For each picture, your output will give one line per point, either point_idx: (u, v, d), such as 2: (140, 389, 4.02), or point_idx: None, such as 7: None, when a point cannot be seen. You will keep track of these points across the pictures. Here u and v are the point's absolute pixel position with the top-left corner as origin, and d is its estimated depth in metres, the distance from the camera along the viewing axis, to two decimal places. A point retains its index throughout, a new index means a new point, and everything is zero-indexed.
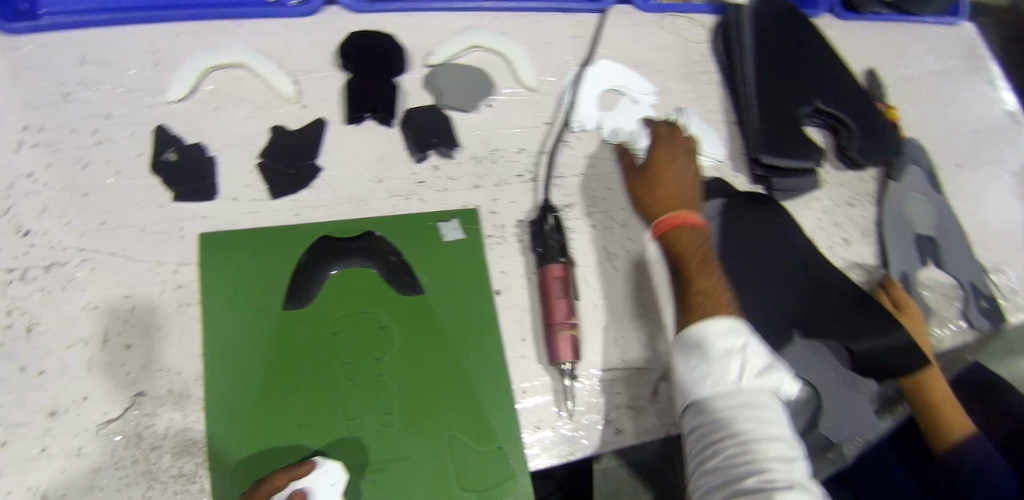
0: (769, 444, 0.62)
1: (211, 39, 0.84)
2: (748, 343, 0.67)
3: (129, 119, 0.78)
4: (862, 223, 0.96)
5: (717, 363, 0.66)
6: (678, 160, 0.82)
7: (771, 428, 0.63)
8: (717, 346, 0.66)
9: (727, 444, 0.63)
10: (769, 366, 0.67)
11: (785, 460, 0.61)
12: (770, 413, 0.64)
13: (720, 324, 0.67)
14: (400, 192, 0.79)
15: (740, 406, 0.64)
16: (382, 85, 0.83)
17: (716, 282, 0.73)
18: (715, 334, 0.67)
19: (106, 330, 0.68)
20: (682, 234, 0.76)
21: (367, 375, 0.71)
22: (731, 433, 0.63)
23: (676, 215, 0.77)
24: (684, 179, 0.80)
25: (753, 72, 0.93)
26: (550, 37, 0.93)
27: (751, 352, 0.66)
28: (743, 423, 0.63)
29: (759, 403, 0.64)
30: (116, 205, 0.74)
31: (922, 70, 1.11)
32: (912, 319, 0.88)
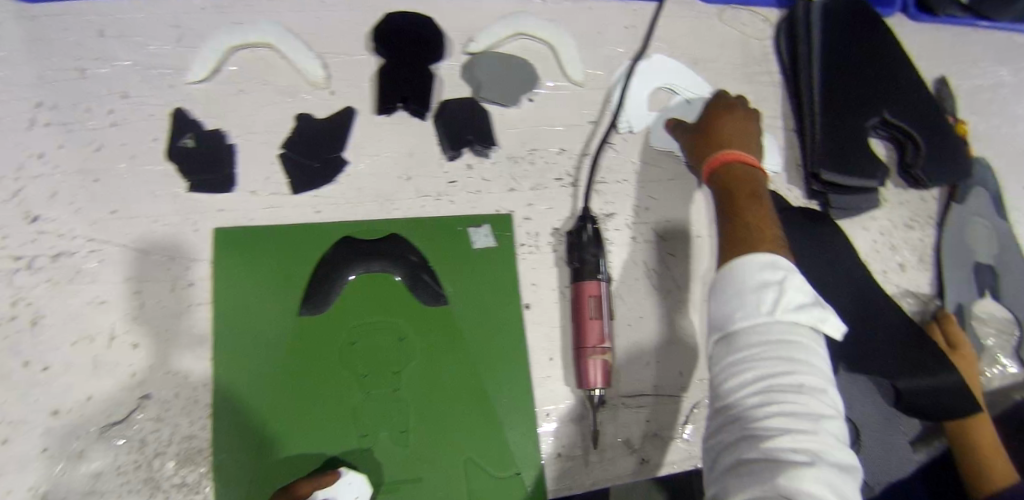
0: (797, 393, 0.55)
1: (237, 14, 0.77)
2: (789, 277, 0.61)
3: (146, 98, 0.73)
4: (920, 248, 0.89)
5: (750, 293, 0.61)
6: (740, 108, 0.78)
7: (801, 373, 0.56)
8: (753, 277, 0.61)
9: (750, 387, 0.57)
10: (811, 304, 0.61)
11: (812, 410, 0.55)
12: (802, 357, 0.57)
13: (759, 257, 0.62)
14: (430, 192, 0.74)
15: (769, 345, 0.58)
16: (417, 74, 0.76)
17: (767, 222, 0.68)
18: (751, 267, 0.62)
19: (113, 327, 0.66)
20: (734, 171, 0.72)
21: (383, 390, 0.67)
22: (754, 376, 0.57)
23: (732, 153, 0.73)
24: (742, 122, 0.76)
25: (818, 77, 0.85)
26: (601, 26, 0.85)
27: (791, 286, 0.60)
28: (770, 365, 0.57)
29: (791, 342, 0.58)
30: (130, 194, 0.70)
31: (997, 81, 1.02)
32: (963, 358, 0.85)
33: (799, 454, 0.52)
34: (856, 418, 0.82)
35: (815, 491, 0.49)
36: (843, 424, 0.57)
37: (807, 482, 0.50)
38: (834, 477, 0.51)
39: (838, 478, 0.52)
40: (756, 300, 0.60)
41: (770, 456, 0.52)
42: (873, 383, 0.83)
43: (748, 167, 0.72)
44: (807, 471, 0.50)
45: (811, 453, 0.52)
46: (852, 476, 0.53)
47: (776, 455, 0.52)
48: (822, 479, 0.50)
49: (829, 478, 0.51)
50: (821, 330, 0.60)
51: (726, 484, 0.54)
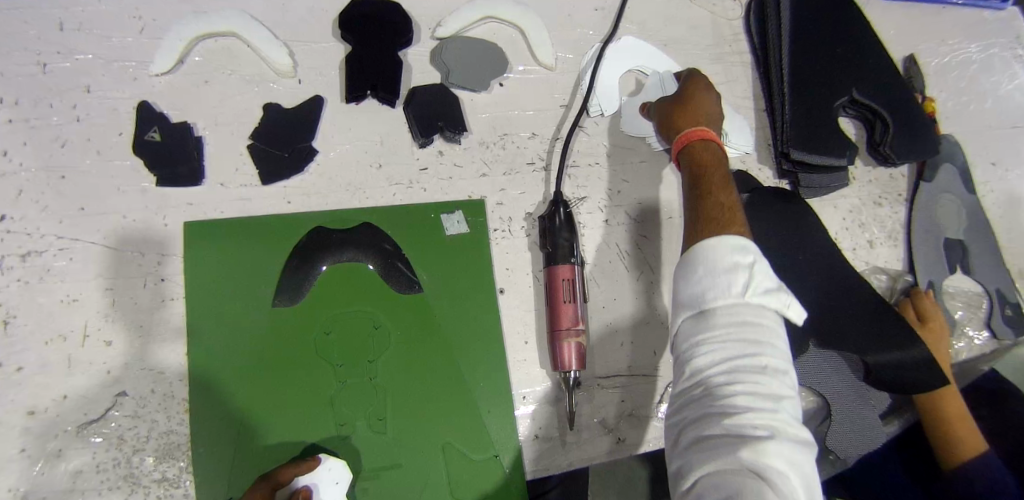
0: (760, 374, 0.57)
1: (200, 3, 0.75)
2: (757, 260, 0.61)
3: (109, 92, 0.72)
4: (888, 224, 0.91)
5: (721, 275, 0.60)
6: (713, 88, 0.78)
7: (764, 353, 0.58)
8: (723, 258, 0.61)
9: (715, 366, 0.58)
10: (776, 289, 0.61)
11: (773, 390, 0.56)
12: (767, 339, 0.58)
13: (730, 239, 0.62)
14: (401, 180, 0.73)
15: (736, 326, 0.59)
16: (385, 59, 0.75)
17: (734, 204, 0.68)
18: (722, 248, 0.61)
19: (86, 325, 0.66)
20: (707, 147, 0.71)
21: (359, 378, 0.67)
22: (719, 355, 0.58)
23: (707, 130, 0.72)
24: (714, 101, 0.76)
25: (787, 57, 0.86)
26: (571, 8, 0.84)
27: (758, 270, 0.61)
28: (736, 347, 0.58)
29: (757, 326, 0.59)
30: (97, 190, 0.69)
31: (965, 58, 1.03)
32: (932, 333, 0.87)
33: (760, 430, 0.54)
34: (826, 393, 0.84)
35: (777, 467, 0.52)
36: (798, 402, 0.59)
37: (769, 459, 0.52)
38: (793, 453, 0.53)
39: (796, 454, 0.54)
40: (726, 282, 0.60)
41: (735, 434, 0.54)
42: (842, 357, 0.85)
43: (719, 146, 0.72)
44: (769, 448, 0.52)
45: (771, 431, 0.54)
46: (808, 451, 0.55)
47: (740, 432, 0.54)
48: (781, 456, 0.52)
49: (788, 454, 0.53)
50: (783, 312, 0.62)
51: (690, 459, 0.55)
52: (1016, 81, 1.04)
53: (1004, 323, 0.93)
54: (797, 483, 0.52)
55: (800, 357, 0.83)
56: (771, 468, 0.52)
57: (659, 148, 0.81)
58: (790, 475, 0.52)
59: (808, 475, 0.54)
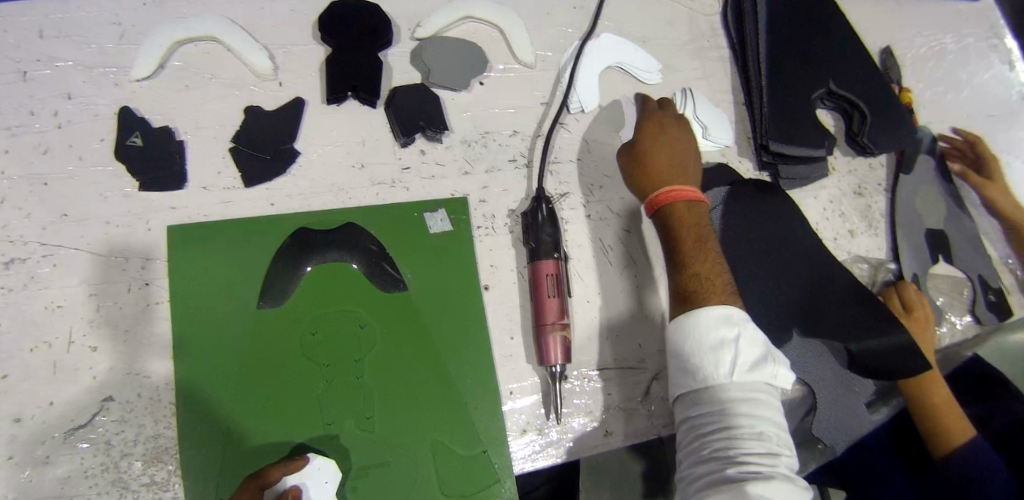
0: (758, 439, 0.60)
1: (180, 9, 0.76)
2: (743, 331, 0.64)
3: (91, 99, 0.72)
4: (869, 214, 0.92)
5: (709, 351, 0.63)
6: (670, 134, 0.77)
7: (769, 413, 0.62)
8: (711, 334, 0.64)
9: (714, 435, 0.61)
10: (763, 355, 0.64)
11: (771, 453, 0.60)
12: (760, 406, 0.62)
13: (715, 311, 0.64)
14: (384, 180, 0.74)
15: (730, 396, 0.62)
16: (365, 61, 0.76)
17: (716, 266, 0.70)
18: (708, 322, 0.64)
19: (70, 331, 0.66)
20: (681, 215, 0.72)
21: (346, 378, 0.68)
22: (725, 419, 0.61)
23: (676, 191, 0.72)
24: (674, 154, 0.76)
25: (764, 51, 0.87)
26: (549, 7, 0.85)
27: (745, 340, 0.63)
28: (732, 416, 0.61)
29: (749, 399, 0.62)
30: (80, 196, 0.69)
31: (941, 49, 1.05)
32: (917, 322, 0.88)
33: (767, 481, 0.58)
34: (812, 382, 0.84)
35: None
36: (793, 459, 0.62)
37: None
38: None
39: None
40: (715, 358, 0.63)
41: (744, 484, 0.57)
42: (826, 345, 0.85)
43: (692, 199, 0.73)
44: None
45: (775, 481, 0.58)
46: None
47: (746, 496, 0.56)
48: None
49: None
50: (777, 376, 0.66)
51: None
52: (991, 71, 1.05)
53: (988, 307, 0.94)
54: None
55: (785, 345, 0.82)
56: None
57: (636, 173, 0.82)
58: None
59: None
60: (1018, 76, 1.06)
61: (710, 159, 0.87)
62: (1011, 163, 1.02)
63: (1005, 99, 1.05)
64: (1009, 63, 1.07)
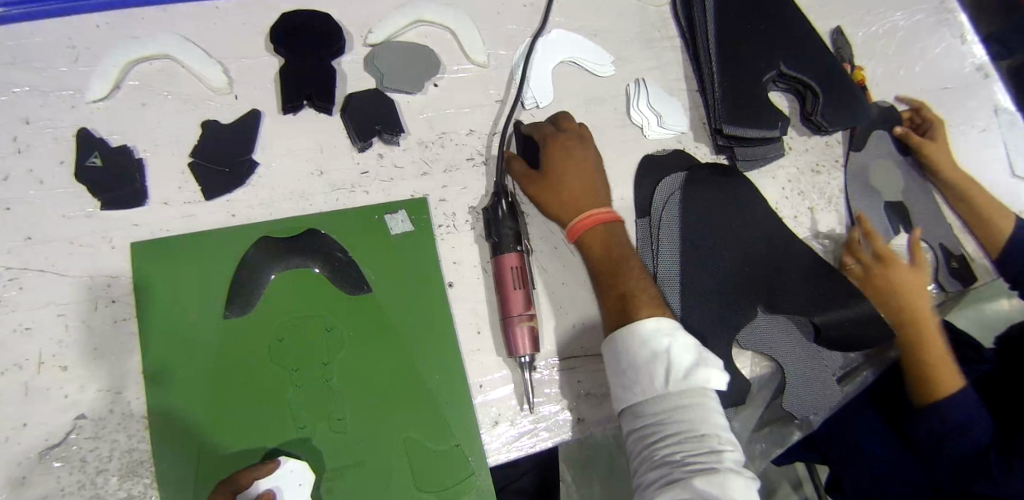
0: (699, 441, 0.62)
1: (133, 29, 0.77)
2: (674, 340, 0.66)
3: (49, 122, 0.73)
4: (828, 191, 0.94)
5: (641, 367, 0.66)
6: (579, 161, 0.78)
7: (706, 413, 0.64)
8: (643, 348, 0.66)
9: (658, 445, 0.64)
10: (696, 359, 0.66)
11: (712, 449, 0.62)
12: (697, 408, 0.64)
13: (645, 327, 0.67)
14: (343, 185, 0.75)
15: (667, 405, 0.64)
16: (318, 70, 0.77)
17: (637, 282, 0.73)
18: (638, 338, 0.67)
19: (40, 352, 0.67)
20: (601, 238, 0.75)
21: (314, 382, 0.68)
22: (665, 428, 0.64)
23: (590, 217, 0.75)
24: (582, 173, 0.77)
25: (713, 38, 0.89)
26: (500, 6, 0.87)
27: (676, 349, 0.66)
28: (671, 424, 0.64)
29: (684, 404, 0.64)
30: (43, 218, 0.70)
31: (892, 27, 1.07)
32: (894, 269, 0.88)
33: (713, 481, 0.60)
34: (779, 357, 0.83)
35: None
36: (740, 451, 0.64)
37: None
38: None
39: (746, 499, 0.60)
40: (651, 370, 0.65)
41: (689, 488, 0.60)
42: (791, 321, 0.84)
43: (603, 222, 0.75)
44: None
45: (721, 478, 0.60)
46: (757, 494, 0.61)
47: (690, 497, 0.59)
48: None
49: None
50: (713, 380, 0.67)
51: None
52: (943, 46, 1.08)
53: (951, 276, 0.96)
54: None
55: (750, 322, 0.83)
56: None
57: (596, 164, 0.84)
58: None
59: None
60: (970, 49, 1.09)
61: (665, 145, 0.88)
62: (966, 133, 1.04)
63: (957, 71, 1.07)
64: (961, 37, 1.09)
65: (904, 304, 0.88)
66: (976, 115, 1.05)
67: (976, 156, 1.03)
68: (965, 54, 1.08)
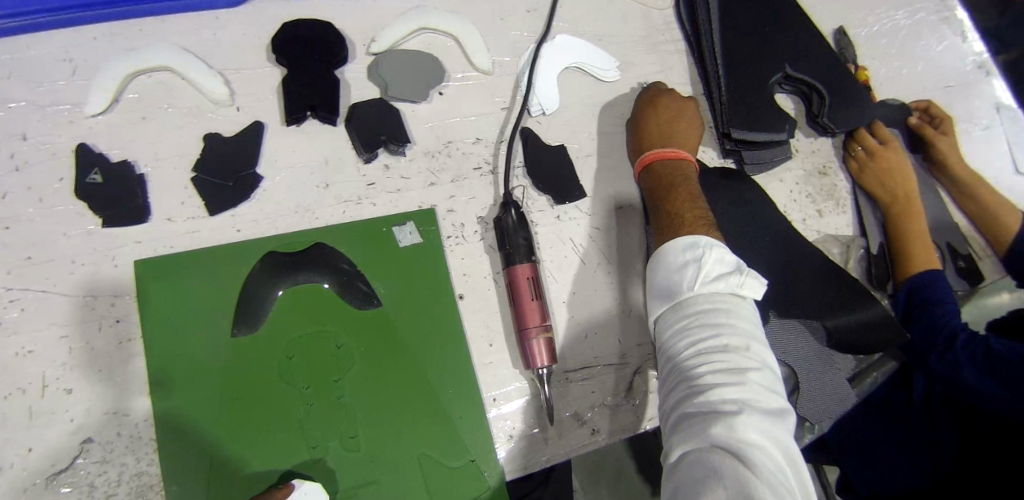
0: (718, 361, 0.59)
1: (131, 40, 0.75)
2: (708, 251, 0.65)
3: (48, 138, 0.71)
4: (834, 192, 0.94)
5: (672, 277, 0.65)
6: (664, 103, 0.81)
7: (724, 334, 0.60)
8: (674, 259, 0.66)
9: (677, 367, 0.62)
10: (730, 272, 0.64)
11: (736, 364, 0.58)
12: (724, 319, 0.61)
13: (681, 239, 0.66)
14: (349, 197, 0.74)
15: (694, 314, 0.62)
16: (322, 80, 0.76)
17: (680, 203, 0.72)
18: (673, 251, 0.66)
19: (44, 375, 0.65)
20: (661, 168, 0.77)
21: (326, 399, 0.67)
22: (686, 349, 0.61)
23: (655, 152, 0.77)
24: (666, 121, 0.80)
25: (719, 41, 0.88)
26: (503, 12, 0.86)
27: (709, 259, 0.64)
28: (689, 344, 0.61)
29: (704, 322, 0.61)
30: (44, 237, 0.68)
31: (894, 25, 1.06)
32: (892, 153, 0.93)
33: (726, 404, 0.56)
34: (791, 360, 0.82)
35: (745, 434, 0.54)
36: (773, 373, 0.60)
37: (735, 430, 0.54)
38: (762, 422, 0.55)
39: (765, 421, 0.55)
40: (679, 280, 0.64)
41: (700, 411, 0.57)
42: (803, 323, 0.83)
43: (665, 160, 0.77)
44: (733, 421, 0.54)
45: (737, 401, 0.56)
46: (778, 418, 0.57)
47: (703, 411, 0.56)
48: (749, 424, 0.54)
49: (754, 421, 0.55)
50: (744, 295, 0.64)
51: (669, 438, 0.59)
52: (945, 44, 1.07)
53: (957, 275, 0.97)
54: (769, 448, 0.54)
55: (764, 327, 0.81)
56: (734, 440, 0.53)
57: (602, 171, 0.83)
58: (760, 442, 0.54)
59: (779, 438, 0.55)
60: (971, 46, 1.09)
61: None
62: (971, 131, 1.04)
63: (960, 69, 1.07)
64: (962, 34, 1.09)
65: (895, 190, 0.92)
66: (980, 112, 1.05)
67: (981, 154, 1.03)
68: (967, 51, 1.08)
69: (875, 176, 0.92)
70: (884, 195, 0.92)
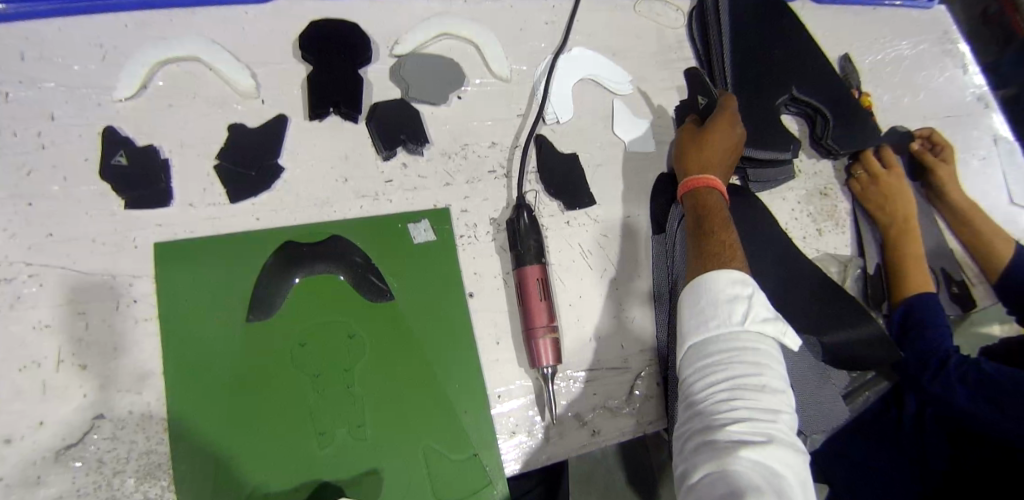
0: (756, 397, 0.60)
1: (161, 30, 0.77)
2: (756, 293, 0.66)
3: (75, 120, 0.73)
4: (835, 213, 0.96)
5: (720, 307, 0.65)
6: (729, 130, 0.81)
7: (762, 374, 0.61)
8: (724, 290, 0.65)
9: (711, 393, 0.62)
10: (773, 318, 0.66)
11: (770, 404, 0.60)
12: (764, 360, 0.62)
13: (732, 274, 0.66)
14: (367, 193, 0.76)
15: (736, 348, 0.63)
16: (346, 79, 0.79)
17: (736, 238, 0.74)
18: (723, 282, 0.66)
19: (59, 350, 0.66)
20: (711, 194, 0.77)
21: (336, 387, 0.68)
22: (725, 377, 0.62)
23: (707, 179, 0.78)
24: (725, 148, 0.80)
25: (729, 61, 0.91)
26: (523, 23, 0.89)
27: (757, 301, 0.65)
28: (727, 374, 0.62)
29: (745, 357, 0.62)
30: (66, 215, 0.70)
31: (898, 55, 1.10)
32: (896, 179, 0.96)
33: (760, 438, 0.57)
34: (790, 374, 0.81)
35: (775, 470, 0.55)
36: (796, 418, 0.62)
37: (766, 464, 0.55)
38: (790, 462, 0.57)
39: (791, 460, 0.57)
40: (727, 312, 0.64)
41: (734, 439, 0.57)
42: (802, 342, 0.83)
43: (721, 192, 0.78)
44: (763, 454, 0.56)
45: (770, 437, 0.58)
46: (801, 458, 0.59)
47: (736, 440, 0.57)
48: (778, 461, 0.56)
49: (782, 458, 0.57)
50: (782, 342, 0.65)
51: (691, 458, 0.59)
52: (946, 75, 1.11)
53: (950, 300, 0.99)
54: (794, 487, 0.56)
55: None
56: (763, 472, 0.55)
57: (613, 180, 0.85)
58: (786, 478, 0.55)
59: (800, 477, 0.57)
60: (972, 79, 1.12)
61: None
62: (969, 160, 1.07)
63: (960, 100, 1.11)
64: (963, 67, 1.13)
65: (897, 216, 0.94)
66: (978, 143, 1.09)
67: (979, 183, 1.06)
68: (967, 84, 1.12)
69: (880, 202, 0.94)
70: (885, 219, 0.94)
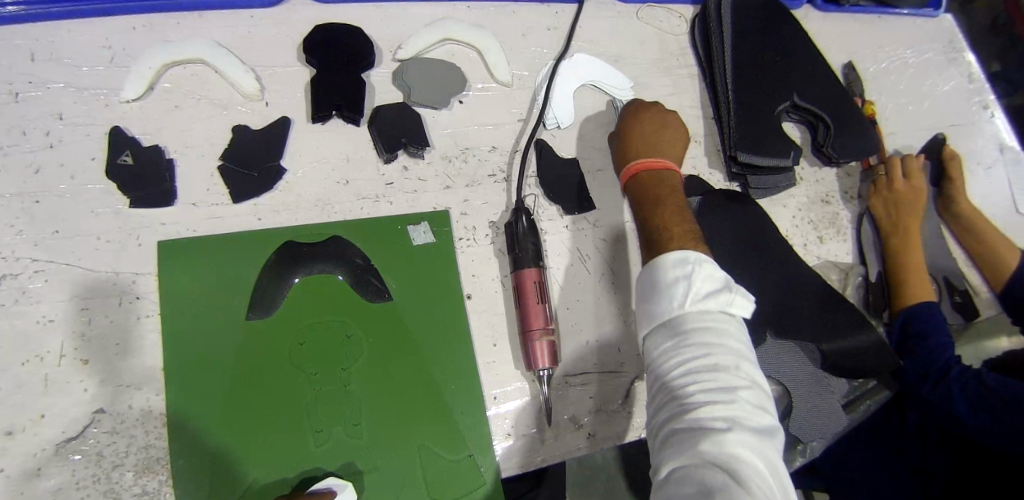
0: (711, 380, 0.60)
1: (169, 33, 0.79)
2: (697, 268, 0.66)
3: (83, 119, 0.74)
4: (835, 220, 0.96)
5: (663, 291, 0.66)
6: (649, 116, 0.83)
7: (714, 354, 0.61)
8: (665, 276, 0.67)
9: (670, 383, 0.63)
10: (718, 290, 0.65)
11: (726, 383, 0.60)
12: (715, 339, 0.62)
13: (671, 256, 0.67)
14: (367, 195, 0.77)
15: (686, 333, 0.63)
16: (349, 82, 0.80)
17: (690, 214, 0.76)
18: (663, 267, 0.67)
19: (62, 345, 0.67)
20: (654, 180, 0.78)
21: (332, 385, 0.69)
22: (679, 365, 0.62)
23: (642, 162, 0.79)
24: (648, 134, 0.81)
25: (729, 68, 0.91)
26: (525, 29, 0.90)
27: (698, 277, 0.65)
28: (682, 361, 0.62)
29: (696, 340, 0.63)
30: (72, 213, 0.71)
31: (902, 63, 1.10)
32: (915, 186, 0.96)
33: (718, 422, 0.57)
34: (786, 381, 0.84)
35: (736, 452, 0.55)
36: (762, 391, 0.62)
37: (724, 446, 0.55)
38: (752, 441, 0.56)
39: (754, 437, 0.57)
40: (669, 296, 0.65)
41: (693, 429, 0.58)
42: (800, 347, 0.85)
43: (668, 167, 0.79)
44: (722, 438, 0.56)
45: (728, 420, 0.57)
46: (765, 434, 0.58)
47: (696, 430, 0.58)
48: (739, 443, 0.56)
49: (743, 437, 0.56)
50: (731, 312, 0.65)
51: (659, 453, 0.60)
52: (951, 83, 1.11)
53: (952, 309, 0.99)
54: (760, 465, 0.56)
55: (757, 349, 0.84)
56: (724, 456, 0.55)
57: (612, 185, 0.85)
58: (749, 457, 0.55)
59: (767, 453, 0.57)
60: (977, 87, 1.12)
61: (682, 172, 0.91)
62: (974, 169, 1.07)
63: (966, 109, 1.10)
64: (969, 75, 1.12)
65: (897, 221, 0.94)
66: (983, 152, 1.08)
67: (984, 191, 1.05)
68: (973, 92, 1.11)
69: (888, 206, 0.95)
70: (891, 222, 0.94)
